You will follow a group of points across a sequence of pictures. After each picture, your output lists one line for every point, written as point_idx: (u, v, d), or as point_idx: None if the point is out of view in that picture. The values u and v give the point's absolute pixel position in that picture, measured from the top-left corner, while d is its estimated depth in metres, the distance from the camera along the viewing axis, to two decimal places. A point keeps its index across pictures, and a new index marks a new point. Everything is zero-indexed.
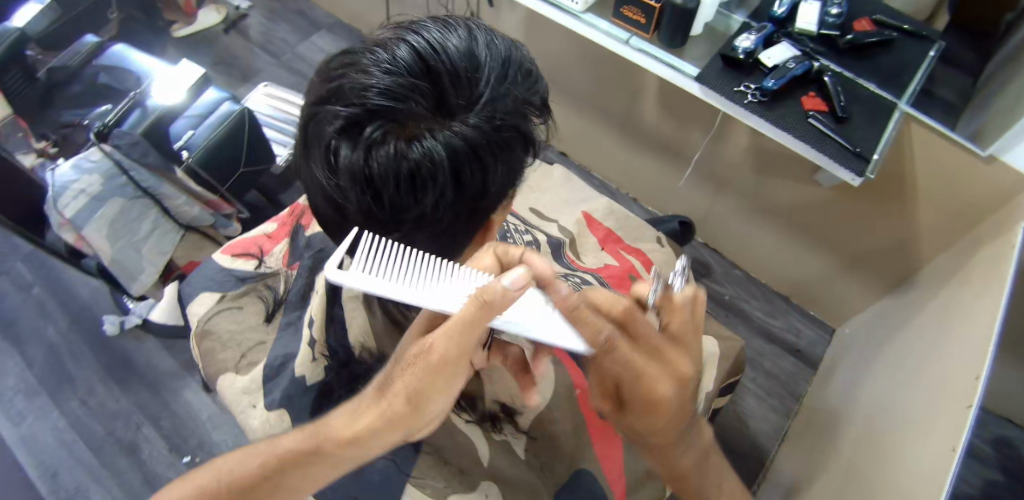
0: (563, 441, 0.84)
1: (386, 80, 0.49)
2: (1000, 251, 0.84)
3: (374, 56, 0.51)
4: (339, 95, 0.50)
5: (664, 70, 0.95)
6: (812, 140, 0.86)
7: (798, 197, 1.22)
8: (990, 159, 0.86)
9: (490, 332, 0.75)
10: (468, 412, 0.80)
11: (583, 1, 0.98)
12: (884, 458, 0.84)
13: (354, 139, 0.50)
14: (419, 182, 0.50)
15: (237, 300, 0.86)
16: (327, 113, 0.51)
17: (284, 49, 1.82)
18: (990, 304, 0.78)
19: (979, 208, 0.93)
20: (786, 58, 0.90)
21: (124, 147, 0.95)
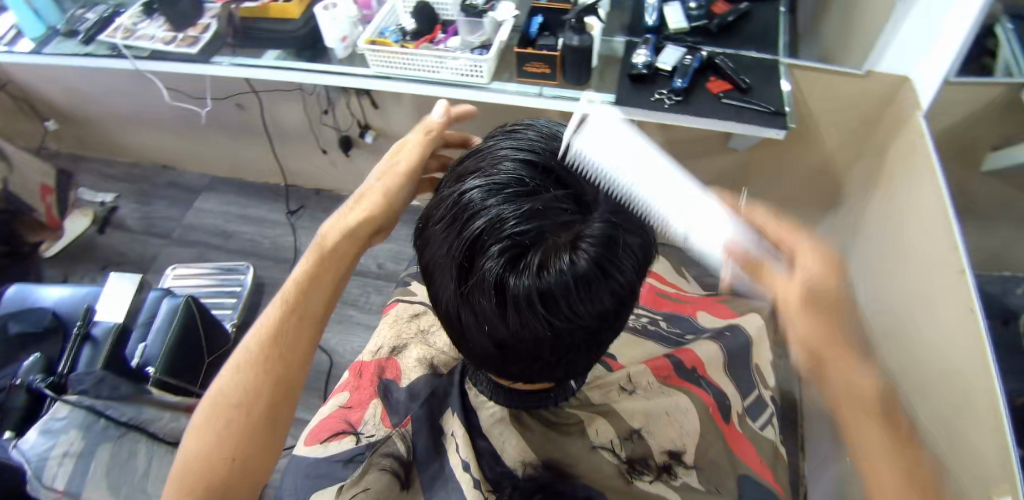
0: (719, 456, 0.76)
1: (525, 190, 0.51)
2: (910, 144, 0.98)
3: (489, 175, 0.52)
4: (485, 221, 0.50)
5: (586, 105, 1.02)
6: (734, 115, 0.97)
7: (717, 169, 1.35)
8: (868, 72, 1.03)
9: (626, 388, 0.78)
10: (647, 474, 0.71)
11: (486, 72, 1.05)
12: (907, 348, 0.92)
13: (517, 271, 0.49)
14: (595, 282, 0.49)
15: (358, 483, 0.67)
16: (484, 244, 0.50)
17: (172, 226, 1.73)
18: (930, 183, 0.90)
19: (872, 117, 1.09)
20: (678, 57, 1.02)
21: (89, 388, 0.91)
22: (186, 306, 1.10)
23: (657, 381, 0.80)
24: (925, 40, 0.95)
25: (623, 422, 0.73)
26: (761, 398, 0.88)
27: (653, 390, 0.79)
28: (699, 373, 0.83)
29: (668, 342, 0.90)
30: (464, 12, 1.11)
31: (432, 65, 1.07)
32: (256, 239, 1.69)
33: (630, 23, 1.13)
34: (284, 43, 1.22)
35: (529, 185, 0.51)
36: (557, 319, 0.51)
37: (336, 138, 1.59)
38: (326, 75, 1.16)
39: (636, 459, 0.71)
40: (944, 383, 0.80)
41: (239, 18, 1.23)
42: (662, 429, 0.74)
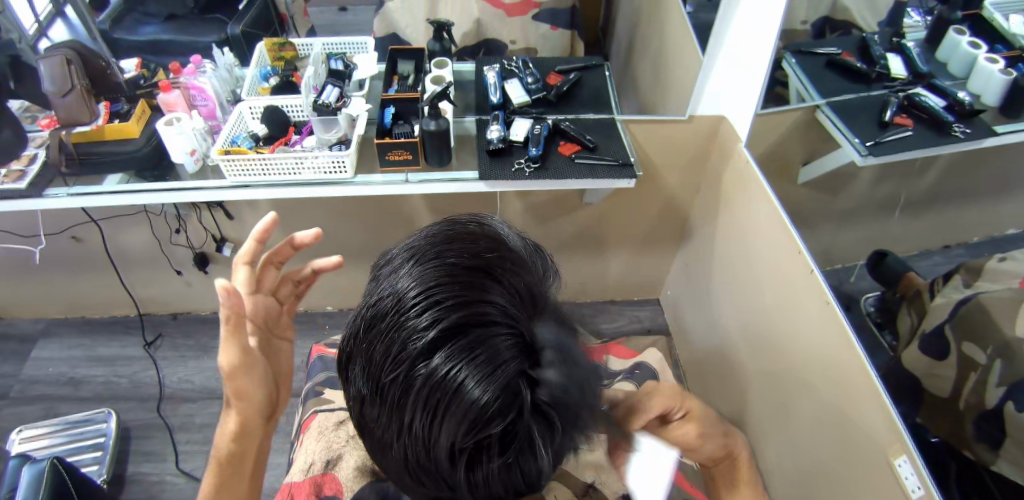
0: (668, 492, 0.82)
1: (461, 262, 0.45)
2: (741, 167, 1.17)
3: (437, 239, 0.48)
4: (406, 279, 0.45)
5: (452, 185, 1.07)
6: (587, 172, 1.07)
7: (578, 222, 1.49)
8: (691, 117, 1.20)
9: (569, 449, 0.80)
10: None
11: (350, 166, 1.06)
12: (783, 343, 1.07)
13: (395, 300, 0.45)
14: (462, 349, 0.41)
15: None
16: (393, 307, 0.44)
17: (8, 384, 1.53)
18: (761, 201, 1.10)
19: (700, 153, 1.29)
20: (527, 128, 1.11)
21: None
22: (53, 468, 1.01)
23: None
24: (728, 87, 1.15)
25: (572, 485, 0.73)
26: None
27: None
28: None
29: None
30: (316, 110, 1.09)
31: (291, 166, 1.05)
32: (111, 381, 1.54)
33: (475, 102, 1.21)
34: (121, 164, 1.15)
35: (469, 262, 0.45)
36: (451, 418, 0.42)
37: (188, 256, 1.50)
38: (176, 194, 1.11)
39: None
40: (822, 365, 0.95)
41: (72, 145, 1.12)
42: (607, 477, 0.76)
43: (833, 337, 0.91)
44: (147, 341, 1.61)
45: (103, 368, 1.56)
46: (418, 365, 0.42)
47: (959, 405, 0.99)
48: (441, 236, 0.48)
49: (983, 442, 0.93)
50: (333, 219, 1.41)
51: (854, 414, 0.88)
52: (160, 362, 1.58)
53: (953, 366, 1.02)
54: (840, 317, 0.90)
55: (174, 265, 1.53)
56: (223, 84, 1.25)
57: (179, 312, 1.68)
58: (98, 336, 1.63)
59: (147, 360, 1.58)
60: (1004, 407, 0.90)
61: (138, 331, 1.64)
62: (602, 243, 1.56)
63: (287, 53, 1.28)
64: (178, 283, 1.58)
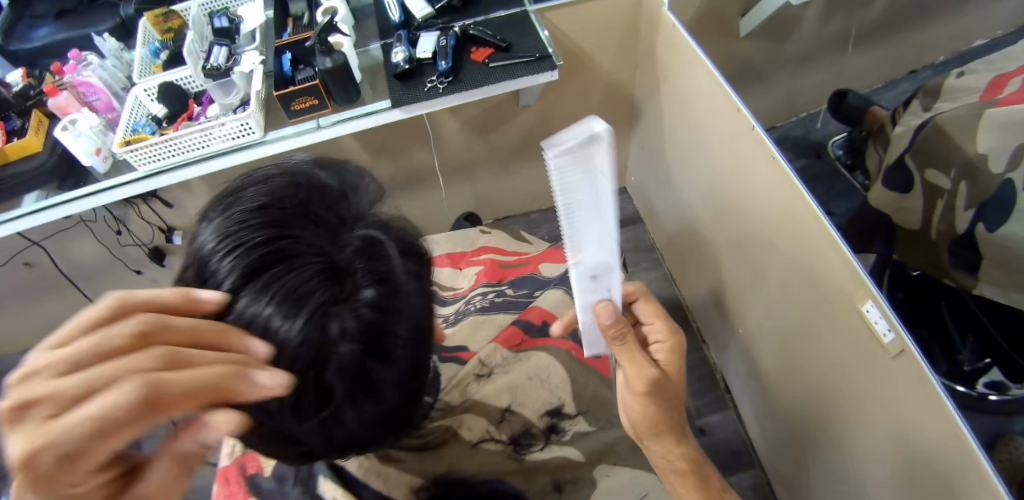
0: (606, 395, 0.80)
1: (262, 201, 0.50)
2: (669, 33, 1.09)
3: (235, 196, 0.52)
4: (209, 233, 0.49)
5: (369, 120, 1.01)
6: (504, 74, 1.01)
7: (523, 128, 1.42)
8: None
9: (481, 373, 0.79)
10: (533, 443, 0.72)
11: (258, 126, 0.99)
12: (742, 206, 1.04)
13: (210, 252, 0.48)
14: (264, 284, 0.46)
15: None
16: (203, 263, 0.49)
17: None
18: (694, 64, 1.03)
19: (630, 26, 1.21)
20: (434, 42, 1.03)
21: None
22: None
23: (510, 351, 0.82)
24: None
25: (492, 410, 0.73)
26: None
27: (507, 362, 0.80)
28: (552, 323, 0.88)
29: (516, 306, 0.95)
30: (207, 75, 1.00)
31: (200, 140, 0.97)
32: None
33: (377, 26, 1.11)
34: (35, 181, 1.06)
35: (269, 205, 0.50)
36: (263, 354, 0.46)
37: (142, 252, 1.47)
38: (99, 197, 1.04)
39: (522, 430, 0.73)
40: (779, 219, 0.92)
41: None
42: (530, 396, 0.76)
43: (785, 192, 0.87)
44: None
45: None
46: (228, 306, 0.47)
47: (931, 234, 0.94)
48: (238, 189, 0.53)
49: (962, 271, 0.91)
50: None
51: (816, 266, 0.85)
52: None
53: (919, 196, 0.96)
54: (784, 165, 0.86)
55: (132, 264, 1.50)
56: (113, 74, 1.14)
57: None
58: None
59: None
60: (975, 230, 0.86)
61: None
62: None
63: (173, 23, 1.16)
64: (145, 280, 1.56)
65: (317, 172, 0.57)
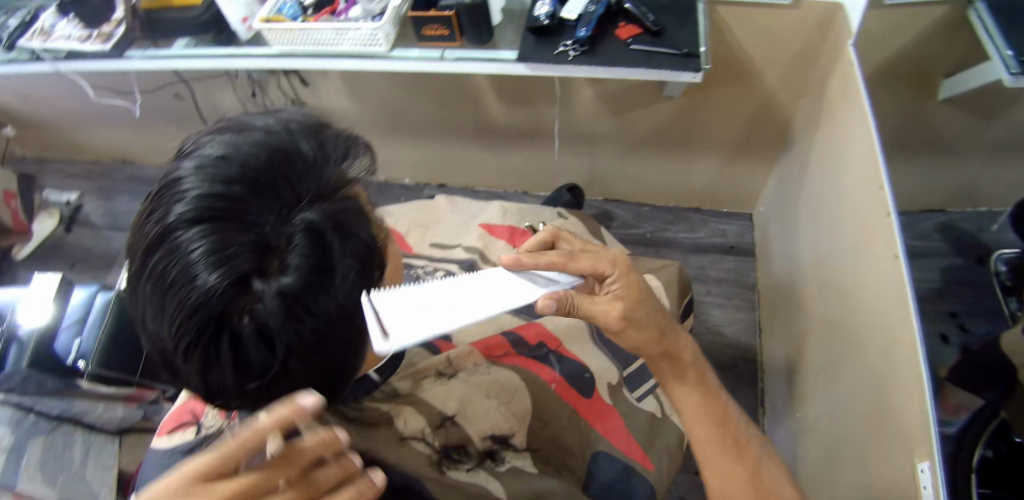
0: (569, 438, 0.77)
1: (227, 153, 0.47)
2: (845, 71, 0.94)
3: (224, 135, 0.50)
4: (190, 159, 0.47)
5: (492, 65, 0.99)
6: (642, 61, 0.94)
7: (659, 118, 1.32)
8: (796, 4, 0.98)
9: (444, 373, 0.76)
10: (463, 460, 0.68)
11: (384, 41, 1.01)
12: (846, 292, 0.91)
13: (179, 177, 0.46)
14: (213, 225, 0.44)
15: None
16: (173, 181, 0.47)
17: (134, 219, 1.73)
18: (858, 120, 0.88)
19: (811, 50, 1.06)
20: (583, 5, 0.98)
21: (15, 385, 0.91)
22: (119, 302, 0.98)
23: (486, 361, 0.81)
24: None
25: (433, 409, 0.70)
26: (639, 369, 0.89)
27: (473, 372, 0.77)
28: (546, 346, 0.87)
29: (527, 312, 0.94)
30: None
31: (331, 38, 1.02)
32: None
33: None
34: (188, 31, 1.19)
35: (231, 158, 0.47)
36: (184, 291, 0.44)
37: None
38: (233, 60, 1.14)
39: (455, 443, 0.68)
40: (881, 328, 0.77)
41: (140, 9, 1.19)
42: (478, 412, 0.72)
43: (894, 298, 0.74)
44: None
45: None
46: (173, 233, 0.44)
47: None
48: (235, 128, 0.51)
49: None
50: (398, 91, 1.39)
51: (895, 395, 0.72)
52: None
53: None
54: (902, 264, 0.72)
55: None
56: None
57: None
58: None
59: None
60: None
61: None
62: (684, 146, 1.39)
63: None
64: None
65: (313, 135, 0.52)
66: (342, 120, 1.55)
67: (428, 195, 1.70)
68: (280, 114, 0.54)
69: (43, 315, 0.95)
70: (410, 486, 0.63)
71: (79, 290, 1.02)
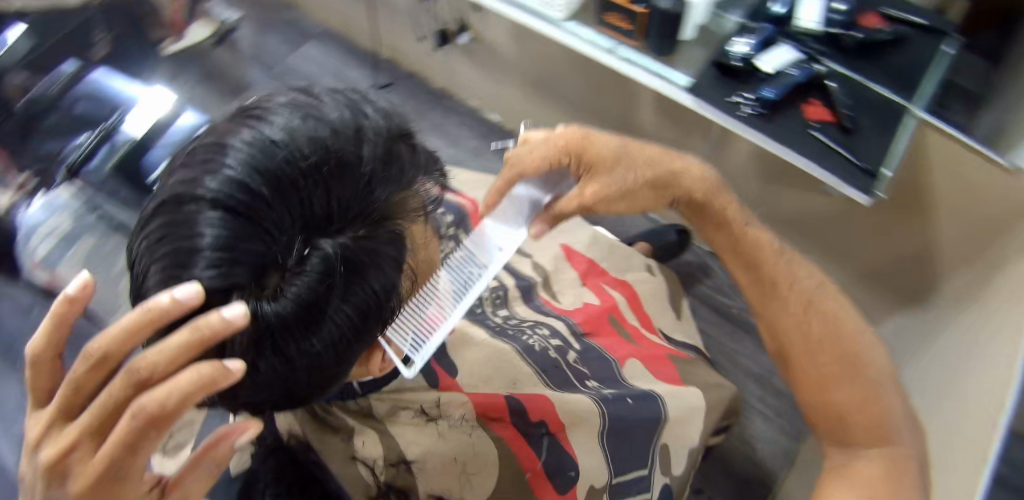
0: None
1: (283, 140, 0.39)
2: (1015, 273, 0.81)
3: (293, 108, 0.42)
4: (245, 124, 0.40)
5: (658, 82, 0.94)
6: (814, 152, 0.83)
7: (808, 206, 1.18)
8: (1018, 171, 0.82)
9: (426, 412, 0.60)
10: None
11: (564, 9, 0.97)
12: None
13: (224, 141, 0.39)
14: (227, 216, 0.37)
15: None
16: (216, 140, 0.39)
17: (276, 61, 1.81)
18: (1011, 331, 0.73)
19: (1002, 230, 0.88)
20: (784, 63, 0.89)
21: (95, 182, 0.95)
22: None
23: (471, 419, 0.60)
24: None
25: (397, 446, 0.56)
26: (637, 478, 0.69)
27: (454, 428, 0.59)
28: (548, 430, 0.63)
29: (554, 379, 0.69)
30: None
31: None
32: None
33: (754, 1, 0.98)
34: None
35: (285, 149, 0.39)
36: (163, 267, 0.37)
37: (433, 27, 1.54)
38: None
39: (400, 489, 0.55)
40: None
41: None
42: (440, 471, 0.56)
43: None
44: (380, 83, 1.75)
45: None
46: (180, 201, 0.37)
47: None
48: (310, 103, 0.42)
49: None
50: (563, 59, 1.34)
51: None
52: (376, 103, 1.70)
53: None
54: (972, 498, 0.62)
55: (420, 32, 1.60)
56: None
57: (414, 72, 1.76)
58: (349, 59, 1.82)
59: None
60: None
61: (374, 70, 1.79)
62: (818, 241, 1.22)
63: None
64: (422, 49, 1.66)
65: (388, 151, 0.43)
66: (492, 56, 1.49)
67: None
68: (366, 102, 0.45)
69: (146, 126, 1.03)
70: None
71: (189, 116, 1.07)
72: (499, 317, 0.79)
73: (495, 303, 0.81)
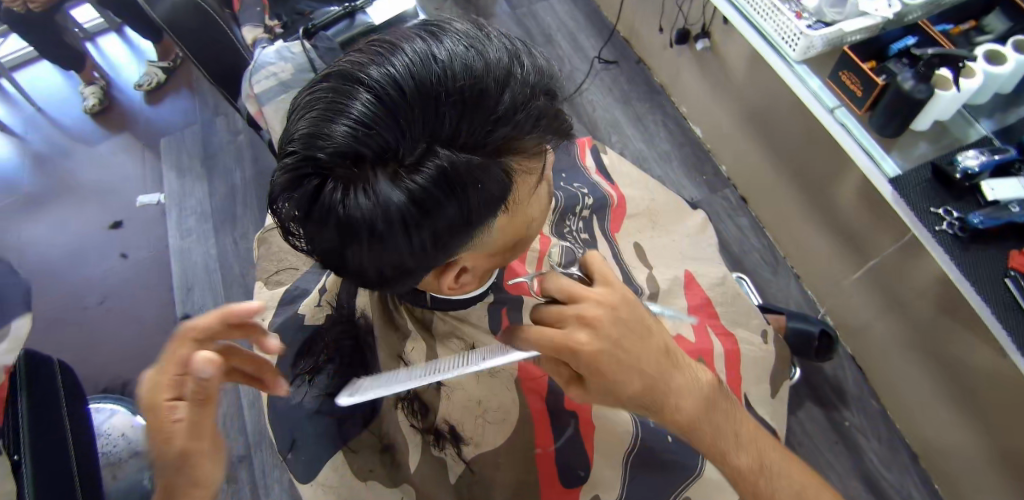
0: (499, 488, 0.65)
1: (445, 60, 0.43)
2: None
3: (463, 38, 0.46)
4: (418, 42, 0.44)
5: (863, 160, 0.86)
6: (997, 300, 0.74)
7: (978, 354, 1.03)
8: None
9: (475, 354, 0.66)
10: (416, 417, 0.64)
11: (802, 51, 0.88)
12: None
13: (396, 51, 0.44)
14: (376, 108, 0.41)
15: None
16: (389, 48, 0.44)
17: (523, 2, 1.95)
18: None
19: None
20: (1016, 197, 0.77)
21: (322, 48, 1.07)
22: None
23: (512, 375, 0.65)
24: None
25: (439, 367, 0.63)
26: None
27: (494, 377, 0.65)
28: (576, 420, 0.67)
29: None
30: None
31: (766, 9, 0.92)
32: (562, 59, 1.82)
33: (1015, 121, 0.85)
34: None
35: (444, 69, 0.43)
36: (314, 133, 0.42)
37: (679, 24, 1.53)
38: None
39: (423, 400, 0.64)
40: None
41: None
42: (460, 406, 0.63)
43: None
44: (604, 57, 1.80)
45: (568, 47, 1.84)
46: (347, 87, 0.42)
47: None
48: (479, 40, 0.46)
49: None
50: (784, 95, 1.24)
51: None
52: (592, 74, 1.79)
53: None
54: None
55: (662, 22, 1.60)
56: None
57: (642, 58, 1.78)
58: (588, 25, 1.87)
59: (589, 69, 1.79)
60: None
61: (605, 42, 1.83)
62: (970, 397, 1.07)
63: None
64: (658, 41, 1.67)
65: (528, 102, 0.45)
66: (717, 71, 1.45)
67: (721, 194, 1.57)
68: (527, 58, 0.48)
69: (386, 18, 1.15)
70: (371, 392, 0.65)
71: None
72: None
73: None
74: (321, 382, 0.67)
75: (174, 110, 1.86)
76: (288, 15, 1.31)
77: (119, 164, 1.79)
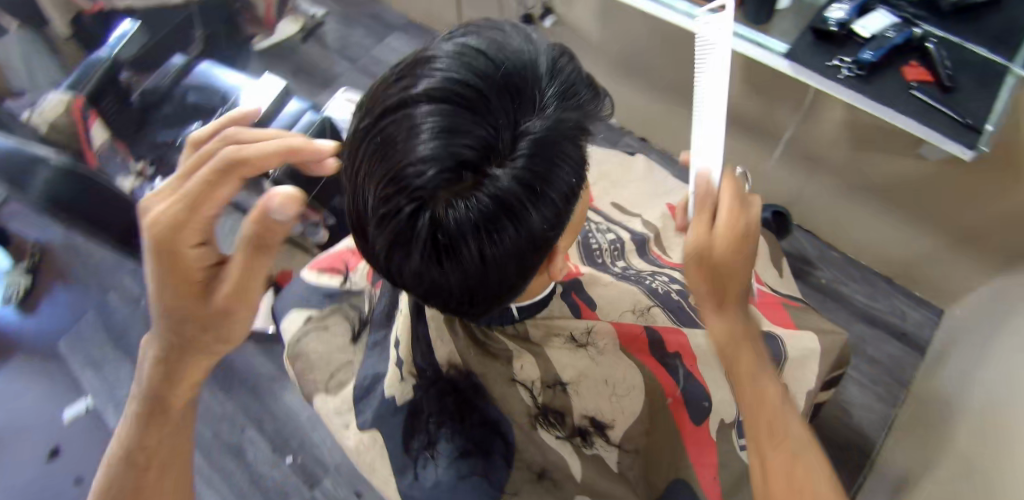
0: (652, 452, 0.71)
1: (479, 47, 0.44)
2: None
3: (476, 27, 0.47)
4: (442, 43, 0.45)
5: (753, 48, 0.96)
6: (916, 112, 0.85)
7: (898, 169, 1.16)
8: None
9: (578, 341, 0.72)
10: (557, 427, 0.68)
11: None
12: (996, 435, 0.77)
13: (428, 59, 0.44)
14: (450, 113, 0.41)
15: (323, 320, 0.86)
16: (419, 60, 0.44)
17: (361, 53, 1.95)
18: None
19: None
20: (883, 26, 0.90)
21: None
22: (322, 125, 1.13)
23: (616, 346, 0.73)
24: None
25: (555, 371, 0.69)
26: None
27: (606, 353, 0.72)
28: (681, 359, 0.75)
29: (680, 318, 0.81)
30: None
31: None
32: None
33: None
34: None
35: (485, 55, 0.43)
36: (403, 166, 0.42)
37: (518, 13, 1.60)
38: None
39: (556, 406, 0.69)
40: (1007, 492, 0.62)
41: None
42: (590, 393, 0.69)
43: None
44: None
45: None
46: (408, 109, 0.42)
47: None
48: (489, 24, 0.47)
49: None
50: (643, 33, 1.35)
51: None
52: None
53: None
54: None
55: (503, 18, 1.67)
56: None
57: None
58: None
59: None
60: None
61: None
62: (907, 207, 1.22)
63: None
64: None
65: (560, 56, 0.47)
66: (573, 38, 1.54)
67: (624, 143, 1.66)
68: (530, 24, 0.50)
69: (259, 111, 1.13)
70: (502, 428, 0.68)
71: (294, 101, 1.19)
72: (619, 268, 0.90)
73: (614, 255, 0.92)
74: (446, 449, 0.67)
75: (57, 306, 1.66)
76: (155, 152, 1.23)
77: (21, 390, 1.56)
